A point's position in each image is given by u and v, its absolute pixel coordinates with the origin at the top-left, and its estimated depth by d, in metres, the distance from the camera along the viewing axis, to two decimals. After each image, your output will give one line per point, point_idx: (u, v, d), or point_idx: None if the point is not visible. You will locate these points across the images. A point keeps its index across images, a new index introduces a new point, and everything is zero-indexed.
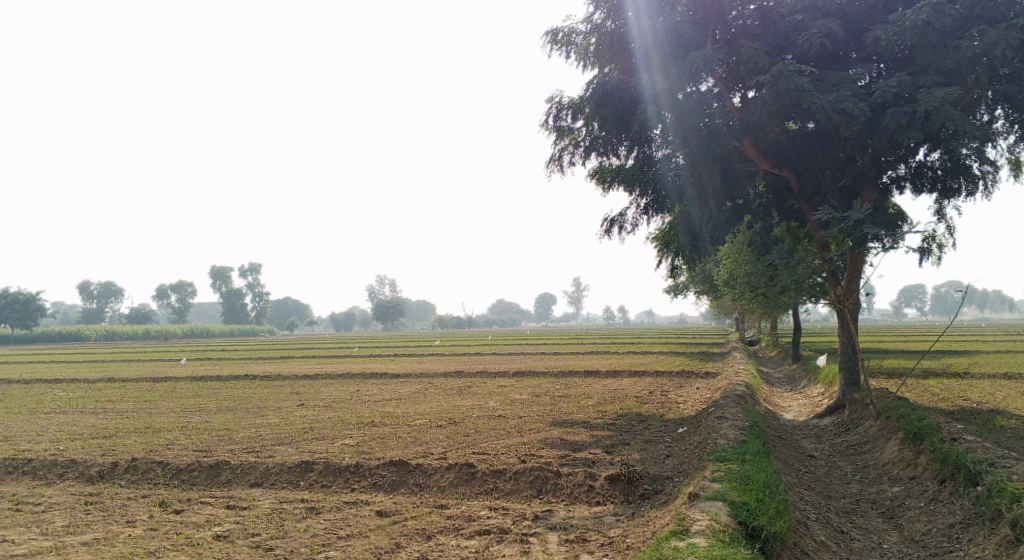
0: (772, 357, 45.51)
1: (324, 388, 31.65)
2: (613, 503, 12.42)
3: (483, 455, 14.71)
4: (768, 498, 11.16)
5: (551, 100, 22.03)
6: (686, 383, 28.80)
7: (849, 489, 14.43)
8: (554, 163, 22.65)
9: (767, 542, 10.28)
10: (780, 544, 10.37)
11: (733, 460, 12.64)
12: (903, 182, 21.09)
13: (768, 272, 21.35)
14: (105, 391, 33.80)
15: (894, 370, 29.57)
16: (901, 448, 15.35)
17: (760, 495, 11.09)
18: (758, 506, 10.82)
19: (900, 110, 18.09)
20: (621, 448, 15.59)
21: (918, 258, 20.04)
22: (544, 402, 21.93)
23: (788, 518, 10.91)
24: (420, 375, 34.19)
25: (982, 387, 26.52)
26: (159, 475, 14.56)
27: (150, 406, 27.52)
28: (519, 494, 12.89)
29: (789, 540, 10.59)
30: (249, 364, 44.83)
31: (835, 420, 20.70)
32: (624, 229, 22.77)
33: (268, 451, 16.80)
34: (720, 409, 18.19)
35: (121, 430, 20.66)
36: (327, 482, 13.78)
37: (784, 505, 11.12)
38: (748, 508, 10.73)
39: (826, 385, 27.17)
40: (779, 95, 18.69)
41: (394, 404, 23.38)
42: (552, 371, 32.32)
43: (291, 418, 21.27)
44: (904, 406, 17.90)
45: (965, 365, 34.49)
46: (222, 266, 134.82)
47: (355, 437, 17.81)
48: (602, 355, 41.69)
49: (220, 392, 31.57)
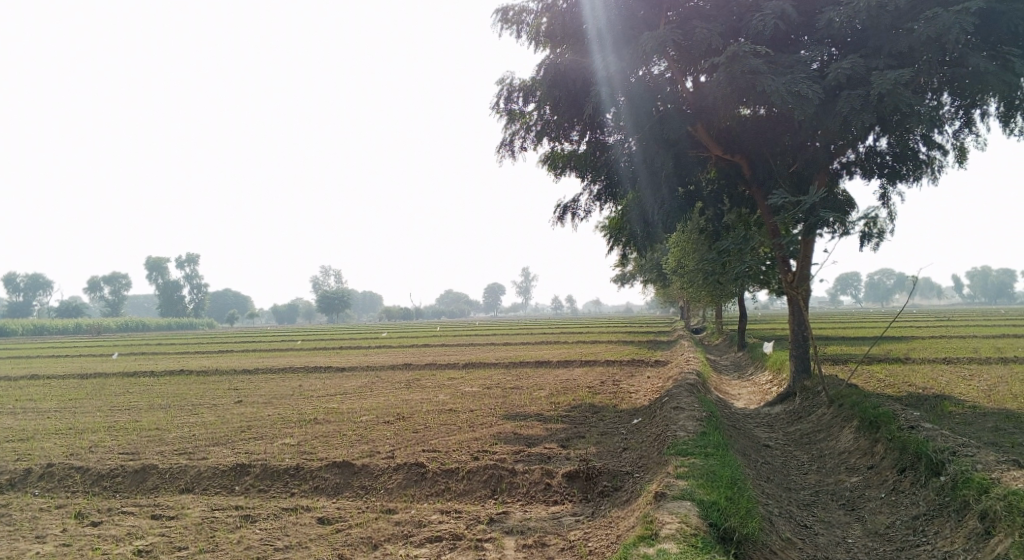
0: (718, 345, 45.67)
1: (265, 382, 30.44)
2: (572, 502, 11.80)
3: (432, 453, 13.93)
4: (737, 496, 10.73)
5: (501, 82, 21.23)
6: (637, 372, 28.48)
7: (808, 480, 14.08)
8: (505, 147, 21.89)
9: (740, 545, 9.80)
10: (753, 546, 9.86)
11: (697, 454, 12.13)
12: (853, 168, 20.90)
13: (721, 259, 20.96)
14: (28, 389, 31.95)
15: (840, 357, 29.68)
16: (857, 437, 15.08)
17: (729, 493, 10.60)
18: (729, 506, 10.34)
19: (853, 93, 17.80)
20: (577, 442, 14.98)
21: (860, 243, 19.76)
22: (495, 394, 21.23)
23: (758, 517, 10.43)
24: (366, 367, 33.20)
25: (926, 372, 26.75)
26: (78, 482, 13.40)
27: (76, 405, 25.97)
28: (472, 495, 12.16)
29: (762, 541, 10.10)
30: (186, 359, 43.12)
31: (786, 408, 20.49)
32: (576, 217, 22.17)
33: (202, 452, 15.72)
34: (676, 399, 17.74)
35: (41, 432, 19.28)
36: (264, 486, 12.83)
37: (753, 504, 10.68)
38: (718, 508, 10.23)
39: (774, 372, 27.10)
40: (733, 77, 18.22)
41: (338, 399, 22.40)
42: (502, 362, 31.69)
43: (227, 417, 20.16)
44: (856, 393, 17.70)
45: (907, 350, 34.96)
46: (158, 257, 130.42)
47: (296, 436, 16.85)
48: (552, 345, 41.23)
49: (153, 389, 30.09)
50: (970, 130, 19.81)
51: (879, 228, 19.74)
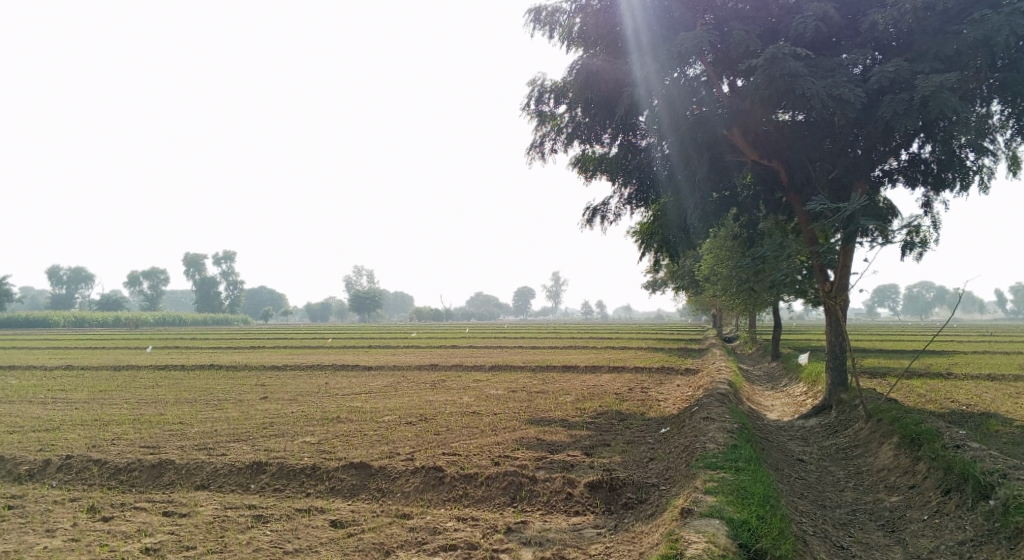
0: (751, 354, 44.75)
1: (292, 379, 30.38)
2: (593, 513, 11.34)
3: (453, 457, 13.56)
4: (770, 515, 10.19)
5: (533, 83, 20.82)
6: (666, 380, 27.89)
7: (843, 498, 13.46)
8: (535, 150, 21.48)
9: None
10: None
11: (727, 468, 11.58)
12: (895, 176, 20.08)
13: (757, 266, 20.30)
14: (61, 379, 32.24)
15: (878, 370, 28.71)
16: (896, 454, 14.40)
17: (761, 511, 10.08)
18: (760, 526, 9.80)
19: (896, 96, 17.07)
20: (601, 451, 14.51)
21: (902, 253, 18.91)
22: (520, 398, 20.84)
23: (792, 538, 9.89)
24: (393, 367, 33.01)
25: (968, 388, 25.81)
26: (94, 475, 13.26)
27: (105, 397, 26.08)
28: (491, 502, 11.75)
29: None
30: (216, 354, 43.36)
31: (822, 421, 19.75)
32: (606, 220, 21.68)
33: (221, 448, 15.53)
34: (706, 409, 17.16)
35: (67, 423, 19.31)
36: (280, 485, 12.55)
37: (787, 523, 10.14)
38: (750, 528, 9.71)
39: (809, 383, 26.35)
40: (772, 80, 17.62)
41: (362, 398, 22.17)
42: (529, 365, 31.26)
43: (251, 413, 20.01)
44: (895, 408, 16.98)
45: (948, 365, 33.87)
46: (196, 253, 132.12)
47: (317, 435, 16.60)
48: (582, 349, 40.69)
49: (182, 383, 30.18)
50: (1022, 139, 18.87)
51: (921, 237, 18.86)
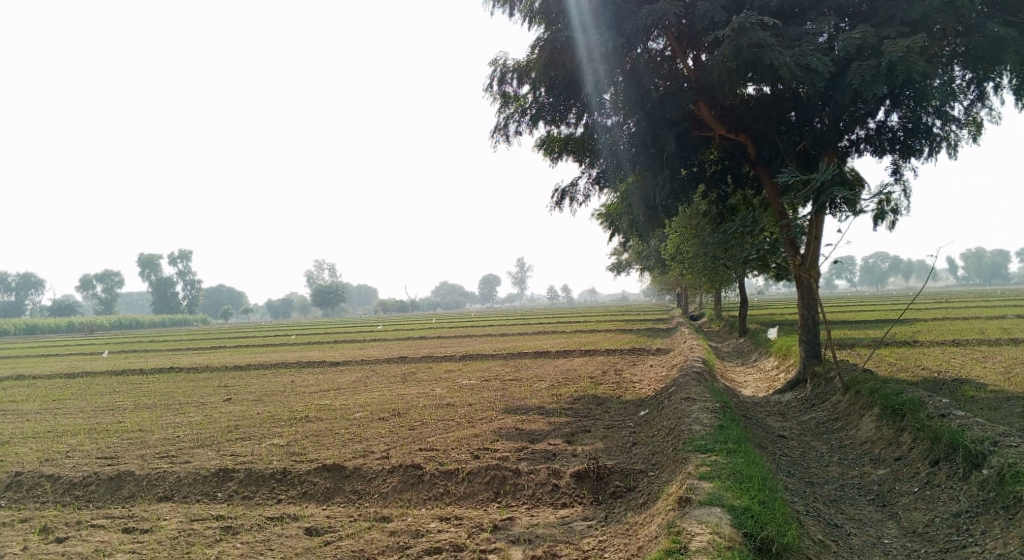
0: (718, 332, 44.75)
1: (256, 378, 29.49)
2: (582, 505, 10.90)
3: (430, 452, 13.01)
4: (769, 499, 9.86)
5: (494, 63, 20.13)
6: (639, 361, 27.61)
7: (829, 472, 13.19)
8: (499, 132, 20.85)
9: (780, 557, 8.99)
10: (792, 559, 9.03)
11: (718, 451, 11.23)
12: (863, 146, 19.85)
13: (727, 241, 20.01)
14: (13, 390, 30.91)
15: (847, 341, 28.73)
16: (879, 425, 14.20)
17: (762, 497, 9.76)
18: (763, 512, 9.47)
19: (864, 63, 16.80)
20: (582, 437, 14.06)
21: (874, 222, 18.76)
22: (494, 387, 20.33)
23: (794, 523, 9.58)
24: (360, 361, 32.26)
25: (937, 354, 25.94)
26: (48, 492, 12.44)
27: (59, 406, 24.98)
28: (473, 499, 11.24)
29: (802, 550, 9.24)
30: (176, 355, 42.15)
31: (797, 396, 19.57)
32: (574, 202, 21.21)
33: (184, 456, 14.75)
34: (684, 389, 16.80)
35: (19, 436, 18.34)
36: (249, 492, 11.88)
37: (786, 507, 9.84)
38: (752, 515, 9.38)
39: (780, 358, 26.25)
40: (739, 50, 17.24)
41: (330, 394, 21.46)
42: (499, 353, 30.76)
43: (215, 416, 19.20)
44: (874, 379, 16.82)
45: (913, 333, 34.17)
46: (150, 254, 128.96)
47: (285, 436, 15.91)
48: (550, 334, 40.33)
49: (140, 388, 29.12)
50: (983, 103, 18.82)
51: (892, 205, 18.70)
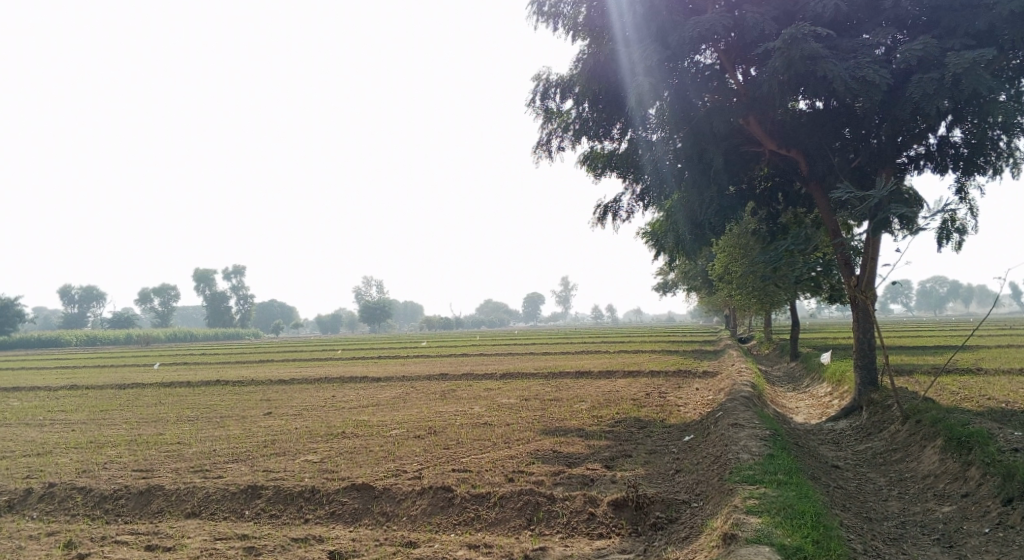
0: (768, 354, 43.53)
1: (298, 393, 29.43)
2: (619, 536, 10.32)
3: (464, 474, 12.56)
4: (826, 539, 9.14)
5: (537, 78, 19.77)
6: (684, 383, 26.79)
7: (887, 508, 12.37)
8: (541, 149, 20.45)
9: None
10: None
11: (768, 483, 10.57)
12: (923, 162, 18.87)
13: (778, 260, 19.20)
14: (64, 400, 31.41)
15: (905, 367, 27.47)
16: (943, 459, 13.29)
17: (816, 535, 9.08)
18: (817, 553, 8.79)
19: (926, 76, 15.97)
20: (622, 463, 13.45)
21: (939, 243, 17.77)
22: (534, 407, 19.82)
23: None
24: (402, 377, 32.02)
25: (1002, 383, 24.60)
26: (78, 504, 12.30)
27: (105, 417, 25.20)
28: (505, 525, 10.74)
29: None
30: (224, 368, 42.52)
31: (852, 424, 18.62)
32: (618, 218, 20.68)
33: (217, 471, 14.54)
34: (731, 414, 16.05)
35: (61, 446, 18.40)
36: (276, 511, 11.56)
37: (844, 548, 9.12)
38: (805, 557, 8.70)
39: (834, 382, 25.17)
40: (791, 63, 16.55)
41: (369, 411, 21.18)
42: (542, 372, 30.21)
43: (252, 430, 19.03)
44: (935, 408, 15.85)
45: (975, 360, 32.61)
46: (204, 269, 131.53)
47: (319, 452, 15.61)
48: (595, 354, 39.61)
49: (185, 400, 29.28)
50: None
51: (958, 225, 17.70)
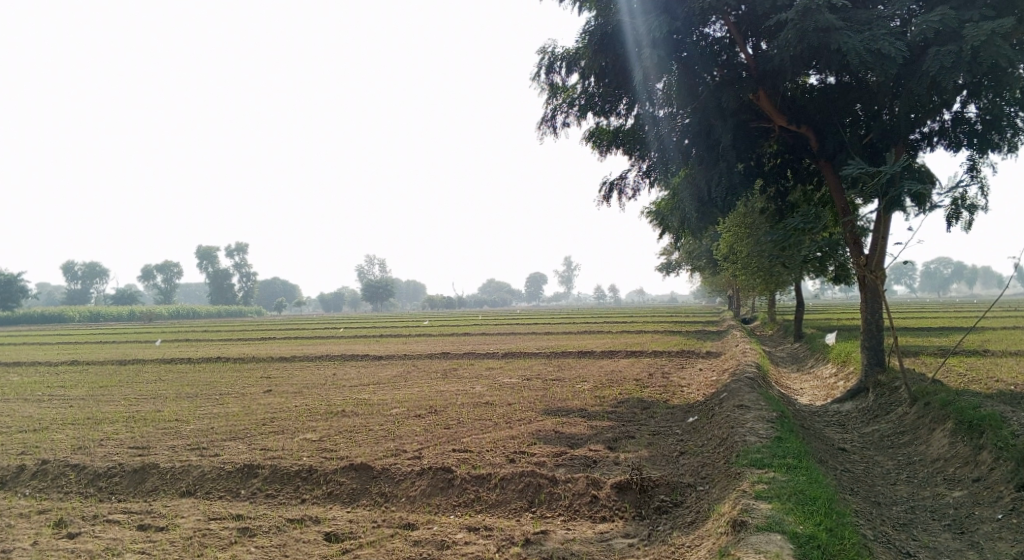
0: (771, 336, 43.21)
1: (299, 371, 29.19)
2: (622, 520, 10.08)
3: (464, 454, 12.31)
4: (839, 528, 8.89)
5: (542, 50, 19.21)
6: (688, 364, 26.52)
7: (897, 492, 12.11)
8: (545, 124, 19.98)
9: None
10: None
11: (777, 466, 10.32)
12: (936, 139, 18.39)
13: (787, 239, 18.79)
14: (64, 375, 31.22)
15: (911, 349, 27.10)
16: (952, 442, 13.02)
17: (829, 522, 8.84)
18: (831, 541, 8.57)
19: (942, 49, 15.51)
20: (625, 444, 13.18)
21: (947, 222, 17.38)
22: (536, 387, 19.55)
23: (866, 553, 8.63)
24: (403, 356, 31.74)
25: (1010, 366, 24.29)
26: (71, 482, 12.08)
27: (104, 393, 24.97)
28: (506, 508, 10.50)
29: None
30: (225, 346, 42.29)
31: (858, 406, 18.30)
32: (624, 196, 20.26)
33: (214, 448, 14.31)
34: (737, 396, 15.77)
35: (57, 423, 18.18)
36: (273, 491, 11.33)
37: (857, 535, 8.87)
38: (818, 545, 8.47)
39: (839, 364, 24.88)
40: (803, 34, 16.07)
41: (369, 389, 20.93)
42: (544, 352, 29.92)
43: (251, 408, 18.78)
44: (944, 390, 15.55)
45: (981, 342, 32.28)
46: (206, 246, 131.11)
47: (318, 431, 15.37)
48: (598, 335, 39.30)
49: (185, 377, 29.07)
50: None
51: (968, 203, 17.29)
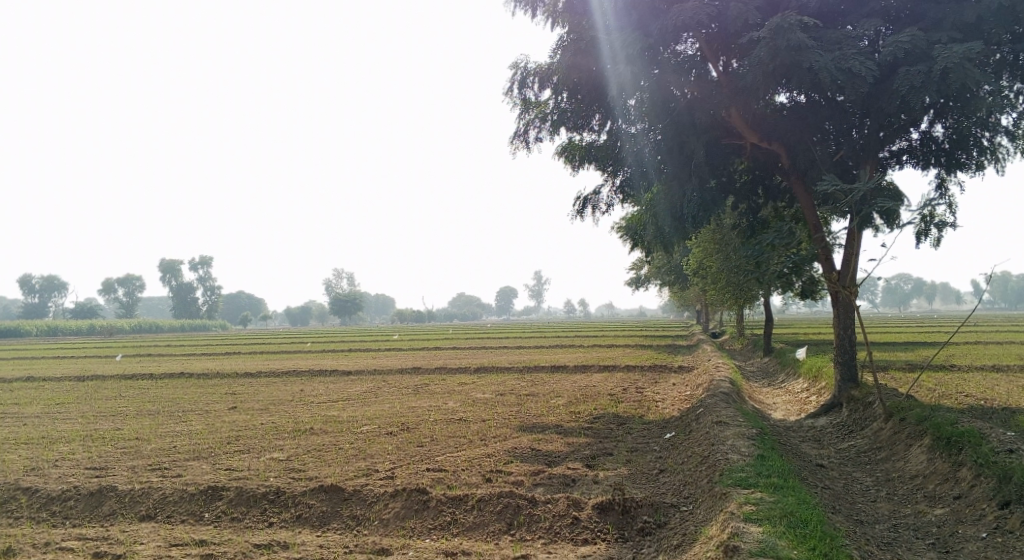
0: (741, 350, 43.39)
1: (266, 387, 28.49)
2: (605, 542, 9.77)
3: (438, 474, 11.91)
4: (833, 554, 8.72)
5: (515, 65, 19.00)
6: (661, 378, 26.37)
7: (878, 509, 11.97)
8: (518, 139, 19.76)
9: None
10: None
11: (763, 486, 10.13)
12: (905, 157, 18.38)
13: (760, 255, 18.66)
14: (20, 392, 30.16)
15: (882, 364, 27.23)
16: (931, 458, 12.92)
17: (823, 547, 8.66)
18: None
19: (913, 68, 15.50)
20: (603, 462, 12.87)
21: (918, 239, 17.42)
22: (509, 402, 19.20)
23: None
24: (373, 371, 31.18)
25: (978, 380, 24.47)
26: (22, 507, 11.44)
27: (62, 411, 24.07)
28: (484, 530, 10.13)
29: None
30: (190, 361, 41.30)
31: (833, 421, 18.18)
32: (598, 211, 20.09)
33: (177, 469, 13.74)
34: (714, 411, 15.56)
35: (11, 442, 17.40)
36: (238, 514, 10.82)
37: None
38: None
39: (810, 379, 24.90)
40: (776, 52, 16.00)
41: (339, 406, 20.40)
42: (517, 366, 29.60)
43: (216, 426, 18.16)
44: (920, 405, 15.51)
45: (947, 356, 32.61)
46: (171, 260, 128.93)
47: (286, 450, 14.84)
48: (569, 349, 39.06)
49: (147, 393, 28.21)
50: None
51: (937, 220, 17.35)
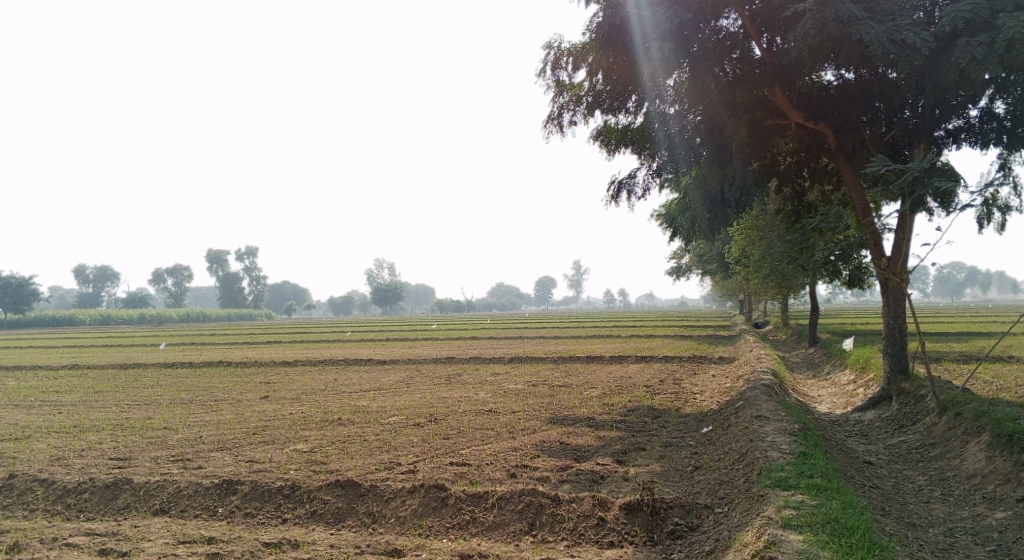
0: (785, 340, 42.18)
1: (300, 376, 28.30)
2: (632, 545, 9.20)
3: (461, 469, 11.39)
4: None
5: (548, 46, 18.22)
6: (701, 369, 25.52)
7: (931, 511, 11.13)
8: (552, 123, 19.04)
9: None
10: None
11: (805, 488, 9.40)
12: (962, 136, 17.22)
13: (805, 241, 17.75)
14: (63, 379, 30.44)
15: (934, 355, 26.01)
16: (989, 457, 12.01)
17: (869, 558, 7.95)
18: None
19: (973, 40, 14.44)
20: (635, 458, 12.22)
21: (980, 224, 16.34)
22: (541, 393, 18.61)
23: None
24: (408, 361, 30.82)
25: None
26: (38, 499, 11.23)
27: (100, 399, 24.16)
28: (504, 530, 9.60)
29: None
30: (230, 349, 41.46)
31: (880, 415, 17.20)
32: (633, 195, 19.29)
33: (198, 460, 13.45)
34: (754, 404, 14.76)
35: (42, 430, 17.34)
36: (252, 509, 10.44)
37: None
38: None
39: (858, 370, 23.84)
40: (823, 25, 15.03)
41: (369, 396, 20.01)
42: (552, 357, 28.94)
43: (245, 416, 17.89)
44: (975, 400, 14.55)
45: (1004, 347, 31.07)
46: (217, 250, 130.79)
47: (310, 441, 14.47)
48: (607, 339, 38.27)
49: (184, 382, 28.20)
50: None
51: (1000, 203, 16.26)
